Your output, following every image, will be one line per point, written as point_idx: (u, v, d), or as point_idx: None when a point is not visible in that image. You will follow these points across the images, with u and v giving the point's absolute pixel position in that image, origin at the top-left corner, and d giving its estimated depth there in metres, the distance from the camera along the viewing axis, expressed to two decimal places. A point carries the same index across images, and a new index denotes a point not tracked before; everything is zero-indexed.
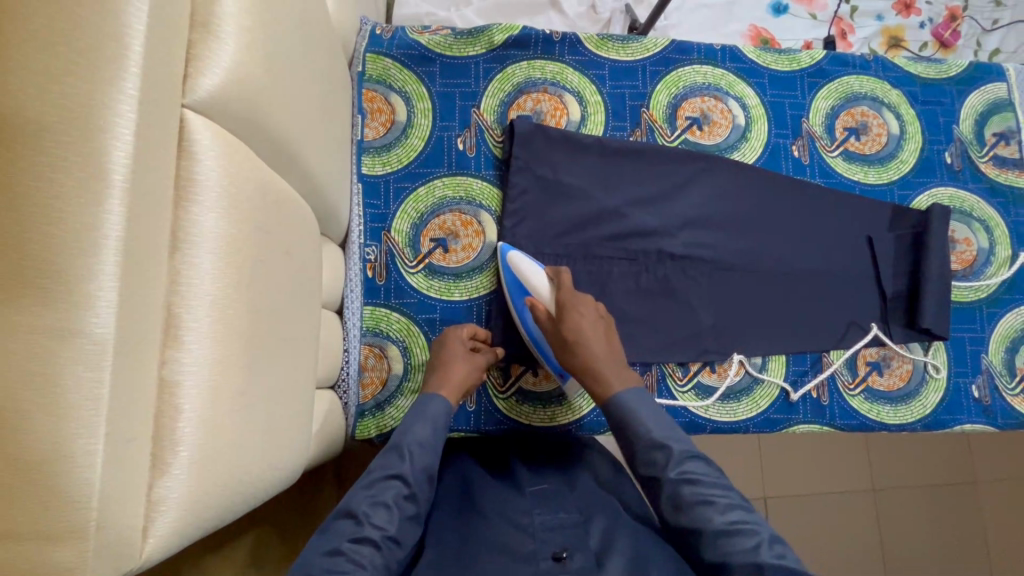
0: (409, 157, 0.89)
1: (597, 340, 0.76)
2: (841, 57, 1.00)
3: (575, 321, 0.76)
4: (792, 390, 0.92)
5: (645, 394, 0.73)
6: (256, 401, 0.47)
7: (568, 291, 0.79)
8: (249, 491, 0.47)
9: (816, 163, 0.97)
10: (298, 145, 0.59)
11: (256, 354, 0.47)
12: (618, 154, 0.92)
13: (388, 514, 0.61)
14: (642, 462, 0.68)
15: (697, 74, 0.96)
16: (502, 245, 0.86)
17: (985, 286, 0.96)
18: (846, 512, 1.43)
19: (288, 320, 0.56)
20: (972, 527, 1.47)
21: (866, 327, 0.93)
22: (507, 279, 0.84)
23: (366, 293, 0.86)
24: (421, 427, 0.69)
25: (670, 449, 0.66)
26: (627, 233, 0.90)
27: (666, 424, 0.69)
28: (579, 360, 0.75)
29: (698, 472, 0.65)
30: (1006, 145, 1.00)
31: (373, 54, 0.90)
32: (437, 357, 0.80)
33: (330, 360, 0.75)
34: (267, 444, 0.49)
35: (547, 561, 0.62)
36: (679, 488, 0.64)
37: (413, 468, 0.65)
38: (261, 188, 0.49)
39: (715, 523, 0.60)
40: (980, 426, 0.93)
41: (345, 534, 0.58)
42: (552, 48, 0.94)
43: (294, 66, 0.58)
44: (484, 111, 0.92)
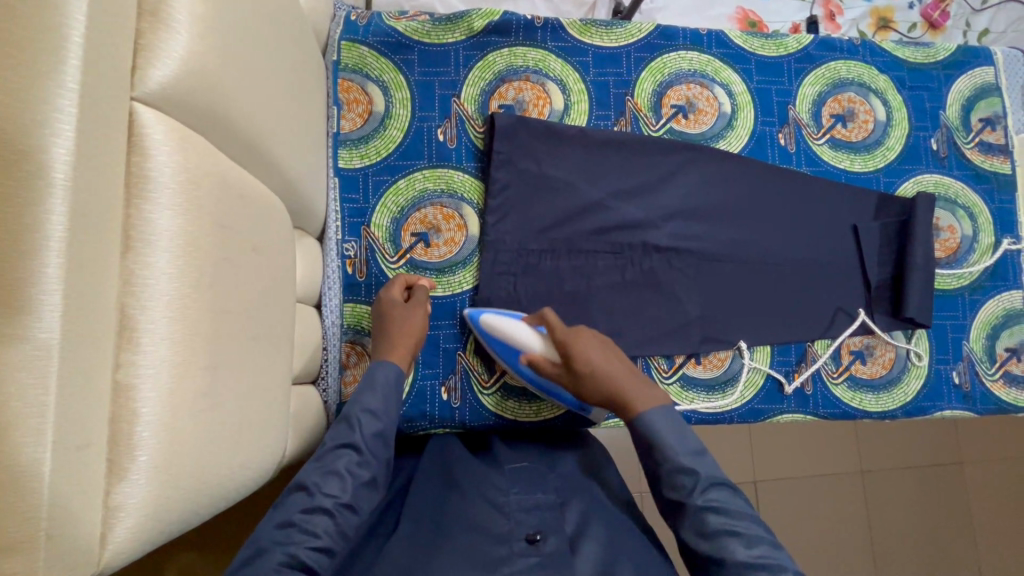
0: (387, 149, 0.87)
1: (610, 365, 0.75)
2: (827, 42, 0.98)
3: (581, 356, 0.75)
4: (787, 381, 0.92)
5: (671, 408, 0.72)
6: (224, 403, 0.46)
7: (560, 329, 0.77)
8: (219, 495, 0.46)
9: (802, 150, 0.96)
10: (266, 138, 0.57)
11: (223, 356, 0.46)
12: (602, 144, 0.90)
13: (340, 482, 0.62)
14: (668, 486, 0.67)
15: (683, 61, 0.94)
16: (471, 312, 0.84)
17: (968, 273, 0.96)
18: (831, 495, 1.45)
19: (259, 320, 0.54)
20: (954, 507, 1.50)
21: (852, 314, 0.93)
22: (491, 343, 0.82)
23: (346, 290, 0.84)
24: (371, 394, 0.70)
25: (697, 474, 0.66)
26: (612, 226, 0.89)
27: (691, 447, 0.68)
28: (602, 395, 0.75)
29: (723, 500, 0.64)
30: (992, 131, 0.99)
31: (348, 42, 0.87)
32: (379, 320, 0.79)
33: (307, 358, 0.73)
34: (238, 448, 0.48)
35: (522, 543, 0.62)
36: (704, 515, 0.63)
37: (364, 436, 0.66)
38: (224, 185, 0.47)
39: (739, 556, 0.60)
40: (961, 412, 0.94)
41: (296, 506, 0.59)
42: (534, 34, 0.91)
43: (260, 55, 0.56)
44: (464, 100, 0.89)
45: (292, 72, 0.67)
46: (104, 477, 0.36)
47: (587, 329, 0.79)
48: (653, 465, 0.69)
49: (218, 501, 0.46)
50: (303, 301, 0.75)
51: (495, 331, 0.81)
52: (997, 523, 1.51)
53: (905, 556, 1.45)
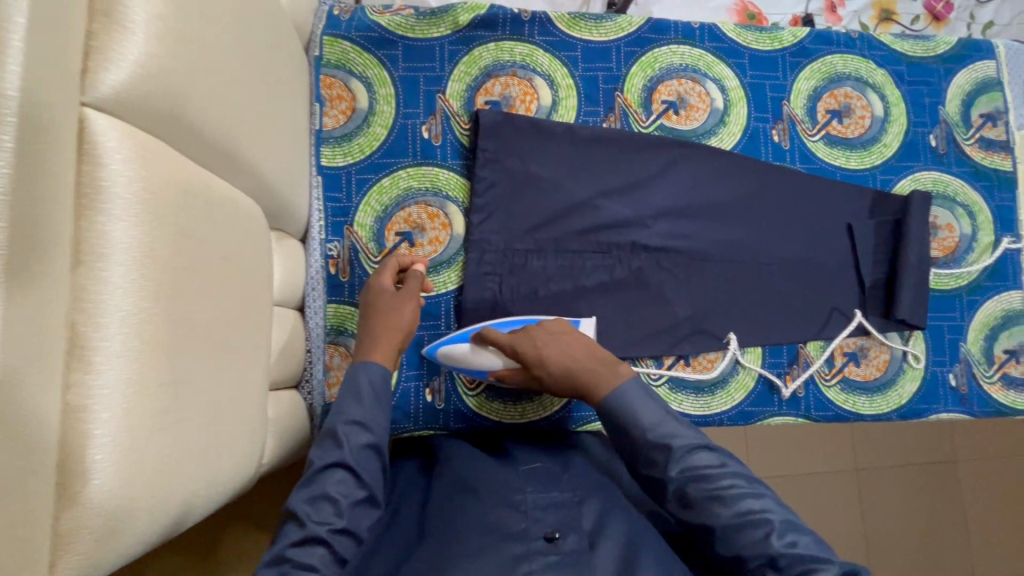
0: (371, 147, 0.85)
1: (563, 355, 0.74)
2: (823, 35, 0.95)
3: (535, 354, 0.75)
4: (781, 384, 0.90)
5: (641, 386, 0.71)
6: (189, 414, 0.45)
7: (507, 343, 0.76)
8: (184, 507, 0.45)
9: (796, 147, 0.94)
10: (237, 139, 0.56)
11: (187, 366, 0.45)
12: (591, 141, 0.88)
13: (331, 507, 0.62)
14: (644, 464, 0.67)
15: (674, 55, 0.92)
16: (426, 349, 0.82)
17: (966, 273, 0.94)
18: (828, 493, 1.44)
19: (229, 326, 0.53)
20: (951, 506, 1.48)
21: (850, 315, 0.92)
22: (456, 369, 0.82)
23: (329, 290, 0.83)
24: (353, 404, 0.68)
25: (670, 448, 0.65)
26: (600, 226, 0.88)
27: (660, 417, 0.67)
28: (570, 386, 0.74)
29: (703, 465, 0.63)
30: (992, 127, 0.97)
31: (330, 38, 0.85)
32: (367, 308, 0.77)
33: (286, 361, 0.72)
34: (206, 457, 0.47)
35: (539, 541, 0.62)
36: (686, 486, 0.63)
37: (351, 453, 0.65)
38: (187, 191, 0.46)
39: (724, 518, 0.60)
40: (956, 415, 0.92)
41: (290, 537, 0.60)
42: (521, 29, 0.89)
43: (230, 55, 0.55)
44: (450, 96, 0.87)
45: (268, 71, 0.66)
46: (53, 498, 0.36)
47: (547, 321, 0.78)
48: (625, 442, 0.68)
49: (185, 513, 0.45)
50: (282, 303, 0.74)
51: (453, 362, 0.80)
52: (993, 522, 1.50)
53: (901, 555, 1.44)
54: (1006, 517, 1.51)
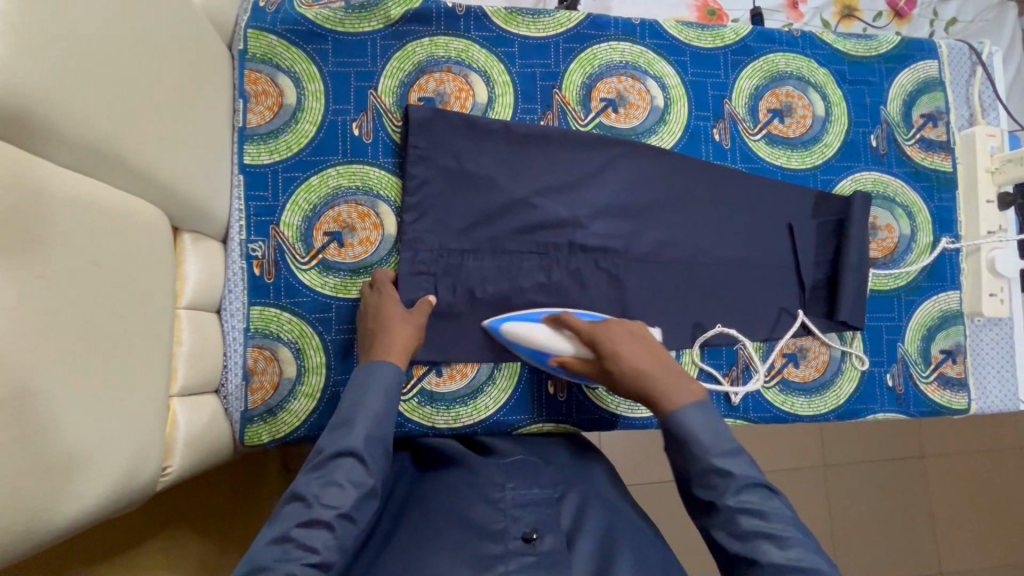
0: (299, 144, 0.83)
1: (640, 356, 0.73)
2: (766, 33, 0.94)
3: (610, 349, 0.73)
4: (734, 392, 0.90)
5: (708, 404, 0.69)
6: (35, 427, 0.44)
7: (586, 332, 0.76)
8: (32, 519, 0.44)
9: (737, 146, 0.93)
10: (125, 143, 0.54)
11: (33, 376, 0.44)
12: (526, 140, 0.86)
13: (340, 493, 0.60)
14: (699, 485, 0.64)
15: (613, 52, 0.90)
16: (492, 322, 0.83)
17: (906, 273, 0.94)
18: (794, 489, 1.45)
19: (98, 337, 0.51)
20: (909, 503, 1.50)
21: (795, 312, 0.92)
22: (518, 350, 0.81)
23: (252, 291, 0.80)
24: (371, 399, 0.68)
25: (732, 475, 0.63)
26: (536, 225, 0.86)
27: (728, 443, 0.65)
28: (633, 390, 0.72)
29: (759, 502, 0.61)
30: (934, 127, 0.97)
31: (255, 30, 0.82)
32: (377, 318, 0.76)
33: (200, 367, 0.71)
34: (63, 469, 0.47)
35: (518, 541, 0.62)
36: (737, 517, 0.61)
37: (363, 444, 0.64)
38: (37, 198, 0.45)
39: (774, 558, 0.58)
40: (893, 415, 0.92)
41: (294, 519, 0.58)
42: (455, 23, 0.87)
43: (114, 55, 0.53)
44: (382, 92, 0.85)
45: (174, 70, 0.64)
46: None
47: (568, 315, 0.78)
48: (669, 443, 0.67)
49: (35, 529, 0.44)
50: (196, 307, 0.72)
51: (521, 339, 0.80)
52: (950, 518, 1.51)
53: (860, 552, 1.45)
54: (963, 514, 1.52)
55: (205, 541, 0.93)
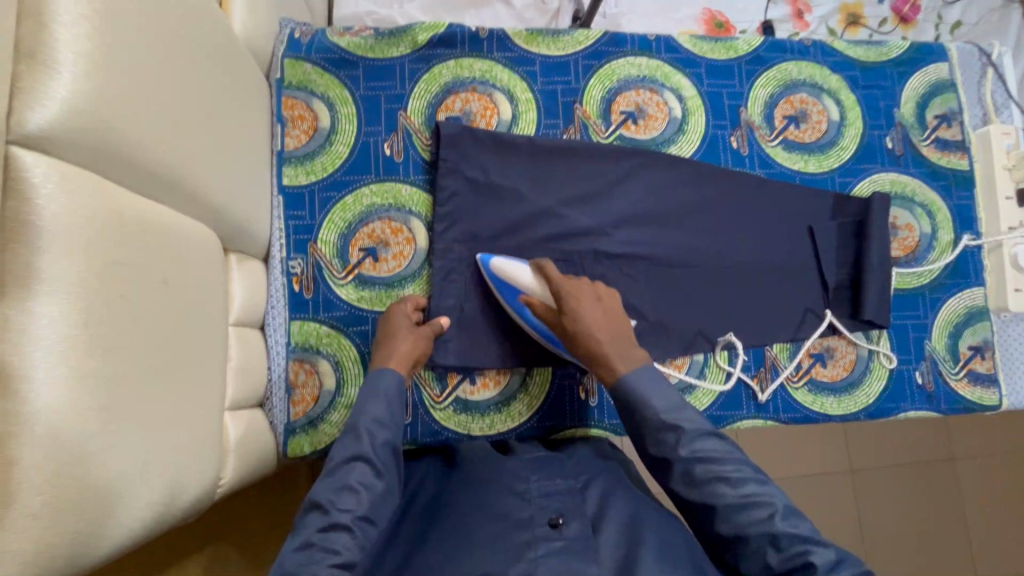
0: (334, 165, 0.87)
1: (597, 319, 0.75)
2: (778, 43, 0.97)
3: (573, 308, 0.76)
4: (762, 390, 0.91)
5: (650, 367, 0.72)
6: (115, 437, 0.46)
7: (559, 281, 0.79)
8: (112, 522, 0.47)
9: (754, 152, 0.95)
10: (185, 172, 0.58)
11: (114, 386, 0.47)
12: (549, 153, 0.90)
13: (355, 496, 0.62)
14: (652, 442, 0.67)
15: (631, 67, 0.94)
16: (483, 254, 0.85)
17: (929, 271, 0.95)
18: (825, 493, 1.44)
19: (167, 348, 0.55)
20: (945, 505, 1.48)
21: (822, 312, 0.93)
22: (495, 285, 0.84)
23: (293, 307, 0.83)
24: (374, 407, 0.69)
25: (682, 429, 0.66)
26: (561, 234, 0.88)
27: (671, 398, 0.68)
28: (583, 348, 0.75)
29: (708, 446, 0.65)
30: (948, 127, 0.98)
31: (292, 60, 0.87)
32: (382, 332, 0.79)
33: (246, 381, 0.74)
34: (132, 476, 0.49)
35: (544, 528, 0.63)
36: (692, 468, 0.64)
37: (372, 448, 0.66)
38: (116, 220, 0.48)
39: (729, 499, 0.62)
40: (925, 413, 0.93)
41: (314, 525, 0.59)
42: (479, 45, 0.91)
43: (176, 87, 0.57)
44: (411, 113, 0.89)
45: (223, 98, 0.68)
46: None
47: (551, 266, 0.80)
48: (634, 423, 0.69)
49: (116, 534, 0.48)
50: (243, 324, 0.75)
51: (500, 272, 0.83)
52: (987, 520, 1.49)
53: (895, 557, 1.43)
54: (1001, 516, 1.50)
55: (244, 559, 0.97)
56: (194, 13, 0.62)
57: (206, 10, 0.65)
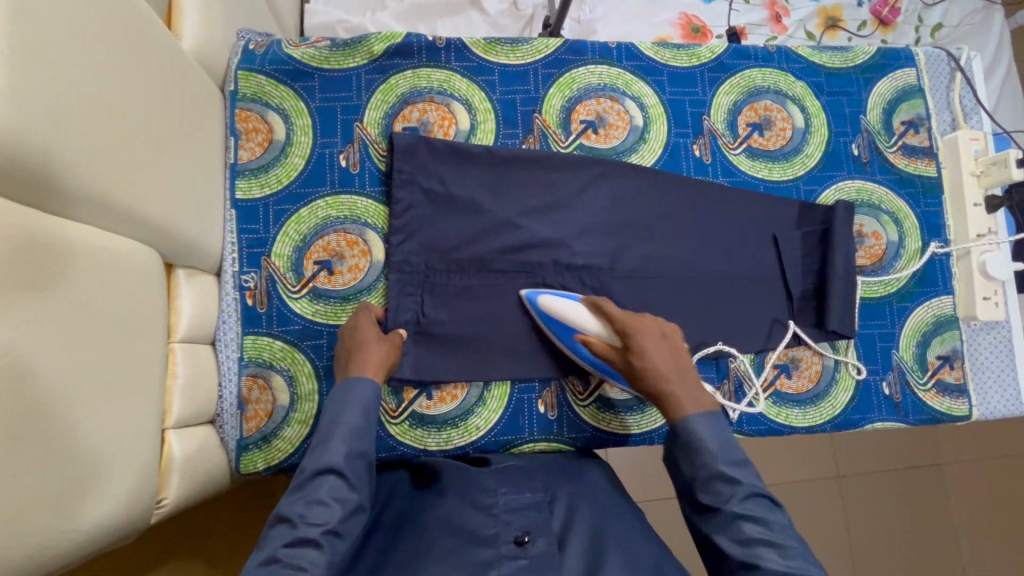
0: (289, 177, 0.86)
1: (663, 359, 0.74)
2: (741, 50, 0.96)
3: (641, 349, 0.75)
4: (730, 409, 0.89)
5: (717, 413, 0.71)
6: (29, 466, 0.46)
7: (620, 320, 0.78)
8: (27, 554, 0.46)
9: (717, 161, 0.94)
10: (118, 188, 0.57)
11: (28, 413, 0.46)
12: (508, 163, 0.88)
13: (325, 510, 0.60)
14: (705, 491, 0.66)
15: (592, 75, 0.93)
16: (528, 292, 0.85)
17: (895, 279, 0.94)
18: (811, 502, 1.41)
19: (95, 370, 0.54)
20: (933, 512, 1.46)
21: (787, 322, 0.91)
22: (546, 322, 0.83)
23: (246, 321, 0.82)
24: (349, 415, 0.68)
25: (739, 483, 0.65)
26: (519, 245, 0.87)
27: (734, 453, 0.67)
28: (647, 390, 0.74)
29: (762, 510, 0.63)
30: (915, 133, 0.97)
31: (245, 72, 0.86)
32: (350, 345, 0.76)
33: (195, 398, 0.73)
34: (50, 507, 0.48)
35: (510, 545, 0.62)
36: (741, 524, 0.62)
37: (345, 460, 0.64)
38: (30, 243, 0.47)
39: (774, 565, 0.58)
40: (892, 424, 0.91)
41: (281, 540, 0.58)
42: (437, 55, 0.90)
43: (108, 102, 0.57)
44: (367, 124, 0.88)
45: (167, 113, 0.68)
46: None
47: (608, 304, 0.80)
48: (689, 471, 0.68)
49: (33, 565, 0.47)
50: (191, 340, 0.75)
51: (550, 311, 0.82)
52: (972, 528, 1.47)
53: (883, 565, 1.41)
54: (987, 525, 1.47)
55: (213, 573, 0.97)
56: (130, 29, 0.62)
57: (144, 25, 0.64)
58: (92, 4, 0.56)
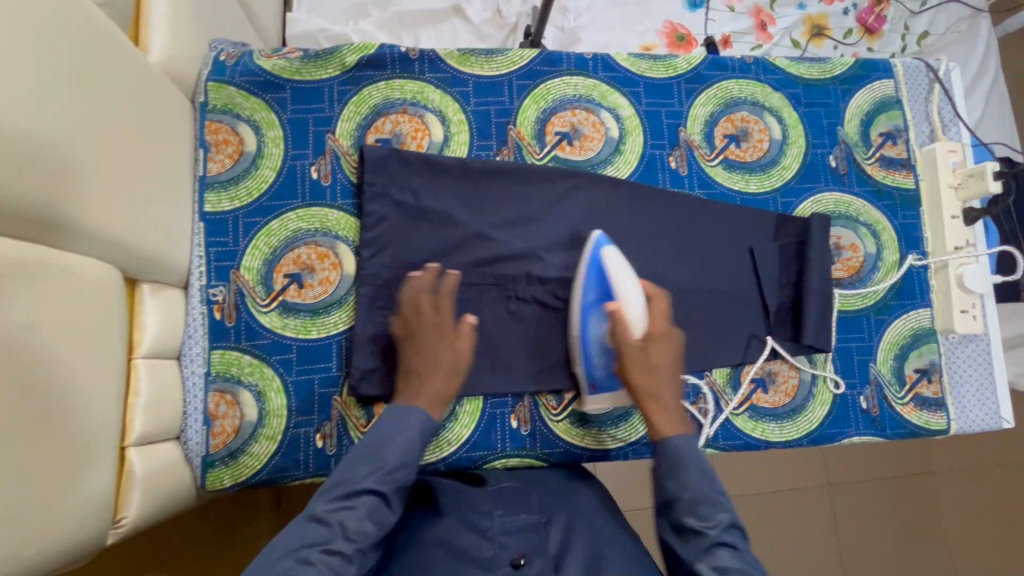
0: (259, 190, 0.85)
1: (669, 371, 0.77)
2: (718, 61, 0.96)
3: (658, 354, 0.76)
4: (706, 423, 0.88)
5: (694, 436, 0.74)
6: None
7: (662, 320, 0.78)
8: None
9: (694, 172, 0.93)
10: (75, 206, 0.56)
11: None
12: (480, 175, 0.88)
13: (360, 526, 0.64)
14: (688, 512, 0.67)
15: (567, 86, 0.92)
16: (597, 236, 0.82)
17: (873, 292, 0.93)
18: (800, 513, 1.40)
19: (47, 393, 0.53)
20: (922, 522, 1.45)
21: (764, 336, 0.90)
22: (587, 276, 0.81)
23: (213, 335, 0.81)
24: (404, 444, 0.70)
25: (723, 510, 0.67)
26: (492, 258, 0.87)
27: (715, 480, 0.70)
28: (643, 387, 0.75)
29: (738, 542, 0.65)
30: (893, 145, 0.97)
31: (215, 83, 0.85)
32: (416, 357, 0.77)
33: (158, 416, 0.72)
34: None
35: (507, 568, 0.68)
36: (721, 551, 0.64)
37: (388, 484, 0.67)
38: None
39: None
40: (870, 438, 0.90)
41: (316, 540, 0.61)
42: (410, 66, 0.89)
43: (67, 119, 0.56)
44: (339, 136, 0.87)
45: (131, 127, 0.67)
46: None
47: (662, 301, 0.79)
48: (676, 491, 0.69)
49: None
50: (156, 356, 0.73)
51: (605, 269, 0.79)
52: (961, 540, 1.45)
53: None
54: (976, 537, 1.46)
55: None
56: (91, 44, 0.61)
57: (105, 39, 0.63)
58: (49, 19, 0.55)
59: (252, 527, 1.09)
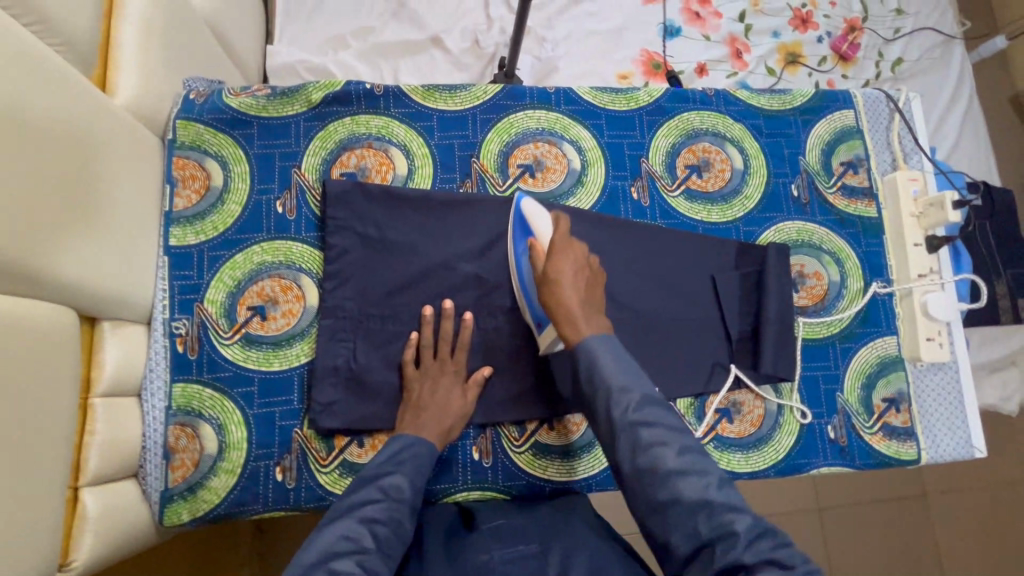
0: (225, 224, 0.87)
1: (574, 281, 0.75)
2: (679, 93, 0.98)
3: (561, 267, 0.75)
4: None
5: (610, 337, 0.72)
6: None
7: (563, 234, 0.78)
8: None
9: (656, 203, 0.94)
10: (37, 252, 0.58)
11: None
12: (443, 207, 0.89)
13: (377, 544, 0.64)
14: (601, 405, 0.66)
15: (530, 120, 0.94)
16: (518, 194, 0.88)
17: (838, 320, 0.93)
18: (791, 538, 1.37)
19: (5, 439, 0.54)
20: (915, 548, 1.41)
21: (728, 365, 0.90)
22: (514, 220, 0.87)
23: (175, 369, 0.82)
24: (412, 471, 0.71)
25: (631, 393, 0.65)
26: (455, 290, 0.87)
27: (629, 369, 0.68)
28: (545, 297, 0.75)
29: (656, 414, 0.64)
30: (854, 174, 0.98)
31: (183, 121, 0.87)
32: (429, 391, 0.81)
33: (114, 453, 0.72)
34: None
35: None
36: (635, 431, 0.63)
37: (401, 506, 0.68)
38: None
39: (669, 463, 0.60)
40: (838, 468, 0.89)
41: (335, 549, 0.62)
42: (376, 102, 0.92)
43: (34, 166, 0.58)
44: (305, 170, 0.89)
45: (103, 171, 0.70)
46: None
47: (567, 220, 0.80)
48: (588, 391, 0.68)
49: None
50: (114, 394, 0.74)
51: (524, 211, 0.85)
52: (955, 568, 1.42)
53: None
54: (970, 565, 1.42)
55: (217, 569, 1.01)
56: (64, 96, 0.64)
57: (78, 91, 0.66)
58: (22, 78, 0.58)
59: (232, 554, 1.09)
